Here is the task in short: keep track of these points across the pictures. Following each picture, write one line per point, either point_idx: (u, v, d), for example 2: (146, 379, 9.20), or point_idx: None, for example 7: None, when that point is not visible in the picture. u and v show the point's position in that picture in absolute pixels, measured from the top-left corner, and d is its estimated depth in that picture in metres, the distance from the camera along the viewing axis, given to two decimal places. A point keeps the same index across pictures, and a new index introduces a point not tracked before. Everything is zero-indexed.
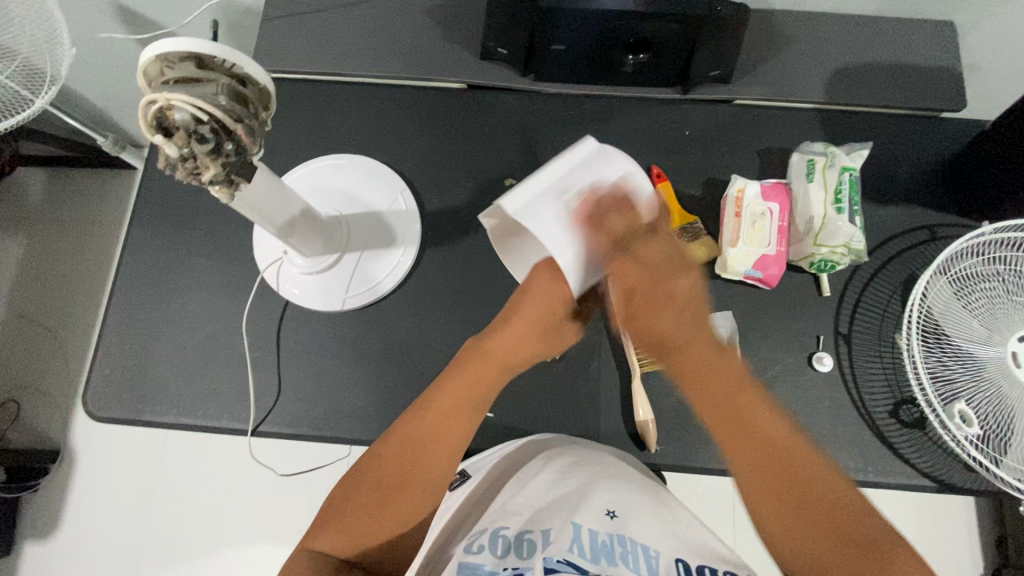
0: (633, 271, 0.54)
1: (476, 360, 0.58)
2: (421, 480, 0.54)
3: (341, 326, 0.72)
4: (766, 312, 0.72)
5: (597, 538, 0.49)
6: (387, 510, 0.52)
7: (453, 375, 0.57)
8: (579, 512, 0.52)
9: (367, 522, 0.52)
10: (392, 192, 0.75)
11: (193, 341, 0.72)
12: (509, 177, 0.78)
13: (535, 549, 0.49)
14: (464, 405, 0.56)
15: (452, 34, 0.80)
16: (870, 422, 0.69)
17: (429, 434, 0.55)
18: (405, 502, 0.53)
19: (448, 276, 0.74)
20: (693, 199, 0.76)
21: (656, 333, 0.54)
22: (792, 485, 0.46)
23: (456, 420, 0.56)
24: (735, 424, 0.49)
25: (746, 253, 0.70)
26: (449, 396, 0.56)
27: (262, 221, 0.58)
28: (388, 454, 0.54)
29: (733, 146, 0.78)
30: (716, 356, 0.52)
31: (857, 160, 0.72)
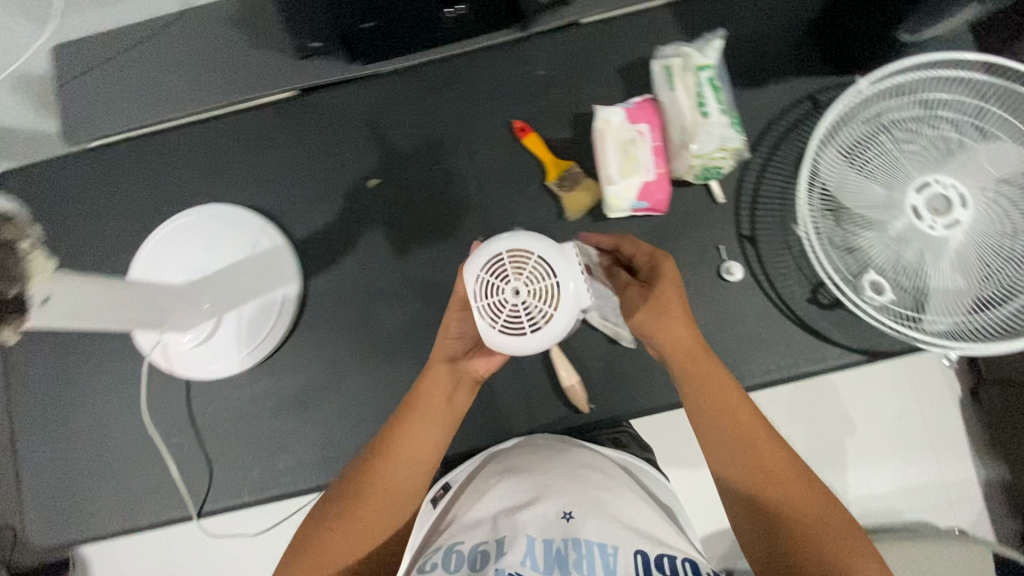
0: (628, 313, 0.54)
1: (437, 367, 0.58)
2: (402, 483, 0.56)
3: (252, 383, 0.70)
4: (666, 239, 0.69)
5: (554, 547, 0.48)
6: (371, 517, 0.54)
7: (426, 382, 0.57)
8: (534, 513, 0.51)
9: (351, 541, 0.54)
10: (254, 231, 0.69)
11: (107, 447, 0.69)
12: (370, 177, 0.71)
13: (490, 560, 0.48)
14: (434, 422, 0.57)
15: (258, 38, 0.70)
16: (791, 315, 0.68)
17: (404, 453, 0.56)
18: (387, 506, 0.55)
19: (342, 302, 0.71)
20: (564, 143, 0.71)
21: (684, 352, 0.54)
22: (792, 512, 0.49)
23: (434, 422, 0.57)
24: (735, 438, 0.53)
25: (627, 186, 0.66)
26: (416, 413, 0.57)
27: (121, 326, 0.55)
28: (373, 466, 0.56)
29: (592, 71, 0.72)
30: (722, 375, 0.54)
31: (714, 54, 0.65)
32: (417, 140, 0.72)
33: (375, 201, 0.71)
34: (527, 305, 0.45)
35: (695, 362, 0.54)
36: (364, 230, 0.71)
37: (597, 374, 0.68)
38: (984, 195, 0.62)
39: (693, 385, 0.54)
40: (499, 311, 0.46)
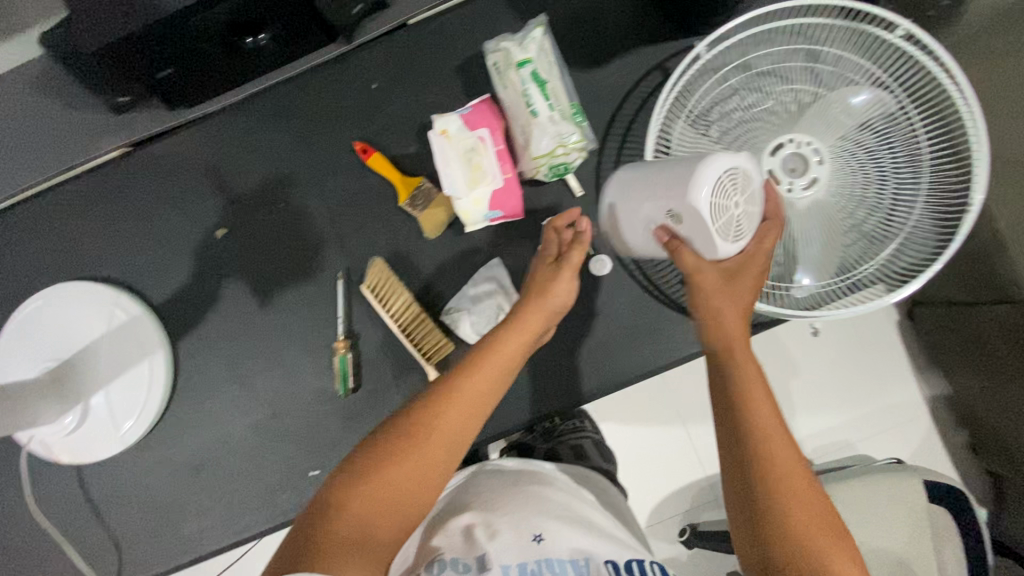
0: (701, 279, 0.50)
1: (525, 321, 0.54)
2: (468, 428, 0.49)
3: (141, 456, 0.69)
4: (529, 242, 0.66)
5: (526, 571, 0.48)
6: (416, 471, 0.46)
7: (510, 332, 0.53)
8: (502, 535, 0.50)
9: (400, 498, 0.45)
10: (108, 305, 0.67)
11: (9, 547, 0.68)
12: (219, 227, 0.69)
13: None
14: (495, 386, 0.51)
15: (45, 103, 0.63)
16: (662, 297, 0.67)
17: (473, 408, 0.49)
18: (448, 456, 0.48)
19: (217, 359, 0.69)
20: (412, 158, 0.68)
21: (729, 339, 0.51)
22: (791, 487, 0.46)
23: (501, 382, 0.51)
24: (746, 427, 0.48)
25: (478, 199, 0.63)
26: (484, 368, 0.51)
27: None
28: (424, 419, 0.48)
29: (426, 75, 0.68)
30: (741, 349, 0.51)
31: (531, 47, 0.60)
32: (260, 180, 0.69)
33: (230, 251, 0.69)
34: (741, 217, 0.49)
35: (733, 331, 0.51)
36: (225, 282, 0.69)
37: None
38: (837, 150, 0.61)
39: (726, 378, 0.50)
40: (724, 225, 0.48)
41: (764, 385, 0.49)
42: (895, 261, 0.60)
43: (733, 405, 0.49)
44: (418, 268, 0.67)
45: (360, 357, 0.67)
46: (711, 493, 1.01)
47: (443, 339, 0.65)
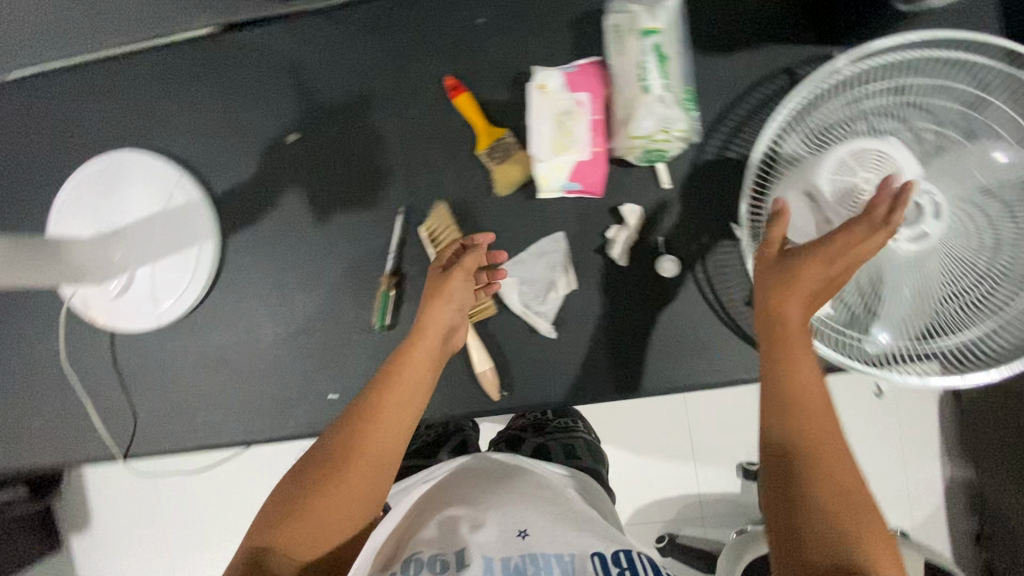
0: (771, 275, 0.50)
1: (431, 330, 0.57)
2: (389, 446, 0.54)
3: (172, 338, 0.70)
4: (599, 223, 0.63)
5: (509, 564, 0.50)
6: (341, 501, 0.52)
7: (418, 348, 0.57)
8: (489, 532, 0.53)
9: (340, 518, 0.52)
10: (170, 184, 0.66)
11: (37, 392, 0.71)
12: (291, 131, 0.67)
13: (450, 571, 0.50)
14: (409, 393, 0.55)
15: None
16: (726, 318, 0.62)
17: (384, 420, 0.54)
18: (374, 474, 0.54)
19: (264, 263, 0.68)
20: (501, 107, 0.64)
21: (774, 340, 0.49)
22: (845, 508, 0.43)
23: (417, 386, 0.56)
24: (792, 409, 0.47)
25: (559, 165, 0.59)
26: (392, 382, 0.55)
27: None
28: (346, 443, 0.53)
29: (537, 22, 0.63)
30: (820, 376, 0.48)
31: (662, 16, 0.56)
32: (340, 94, 0.66)
33: (298, 158, 0.67)
34: (869, 190, 0.49)
35: (790, 335, 0.49)
36: (285, 189, 0.67)
37: (513, 362, 0.64)
38: (963, 207, 0.54)
39: (778, 379, 0.48)
40: (850, 199, 0.50)
41: (818, 373, 0.48)
42: (981, 341, 0.57)
43: (790, 399, 0.47)
44: (479, 223, 0.64)
45: (402, 297, 0.66)
46: (700, 511, 1.01)
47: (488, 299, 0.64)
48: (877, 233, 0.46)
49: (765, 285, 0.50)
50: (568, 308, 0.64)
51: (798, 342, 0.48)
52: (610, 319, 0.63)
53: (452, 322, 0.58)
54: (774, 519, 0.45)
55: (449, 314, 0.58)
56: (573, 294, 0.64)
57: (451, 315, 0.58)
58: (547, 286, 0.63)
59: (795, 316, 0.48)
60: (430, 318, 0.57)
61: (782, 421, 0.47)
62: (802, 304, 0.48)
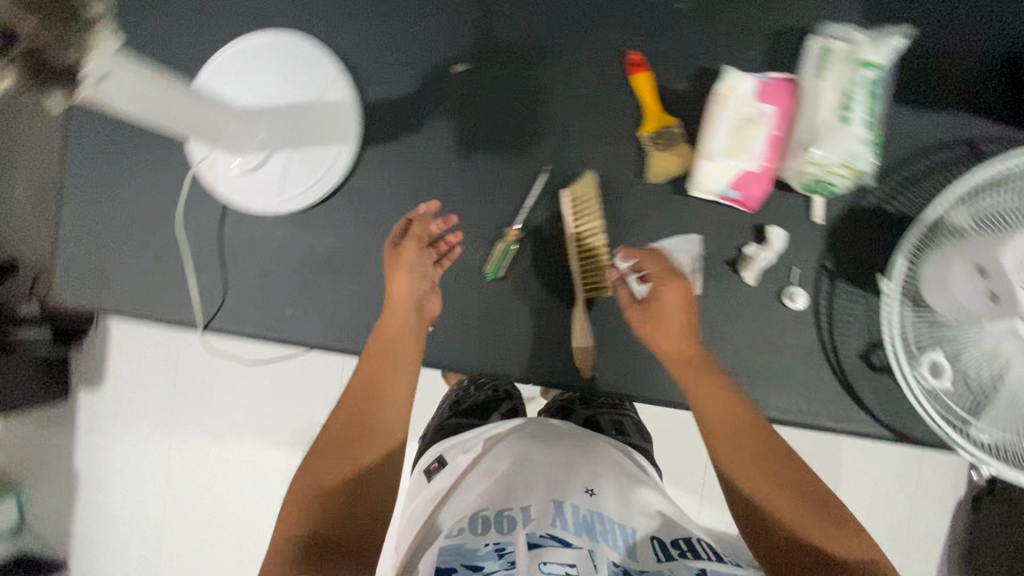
0: (673, 341, 0.60)
1: (400, 302, 0.63)
2: (379, 410, 0.64)
3: (282, 228, 0.69)
4: (739, 237, 0.63)
5: (580, 515, 0.62)
6: (336, 451, 0.62)
7: (392, 317, 0.63)
8: (562, 489, 0.66)
9: (339, 463, 0.61)
10: (327, 78, 0.66)
11: (137, 241, 0.71)
12: (460, 61, 0.66)
13: (515, 525, 0.60)
14: (393, 356, 0.64)
15: None
16: (834, 365, 0.62)
17: (376, 380, 0.64)
18: (363, 437, 0.63)
19: (393, 182, 0.68)
20: (677, 96, 0.63)
21: (701, 394, 0.59)
22: (817, 522, 0.55)
23: (404, 351, 0.64)
24: (748, 451, 0.58)
25: (724, 169, 0.59)
26: (378, 349, 0.64)
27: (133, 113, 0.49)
28: (349, 409, 0.64)
29: (739, 23, 0.62)
30: (751, 413, 0.59)
31: (885, 51, 0.55)
32: (522, 37, 0.65)
33: (458, 89, 0.66)
34: None
35: (710, 398, 0.59)
36: (438, 115, 0.67)
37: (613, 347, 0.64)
38: None
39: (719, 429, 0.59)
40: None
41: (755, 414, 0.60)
42: None
43: (737, 446, 0.59)
44: (621, 202, 0.64)
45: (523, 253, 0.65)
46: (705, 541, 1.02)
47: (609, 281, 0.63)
48: (676, 283, 0.60)
49: (656, 332, 0.60)
50: None
51: (739, 410, 0.59)
52: (720, 332, 0.63)
53: (416, 291, 0.63)
54: (756, 543, 0.56)
55: (401, 284, 0.63)
56: (692, 299, 0.64)
57: (401, 287, 0.63)
58: None
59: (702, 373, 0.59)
60: (395, 289, 0.63)
61: (736, 465, 0.59)
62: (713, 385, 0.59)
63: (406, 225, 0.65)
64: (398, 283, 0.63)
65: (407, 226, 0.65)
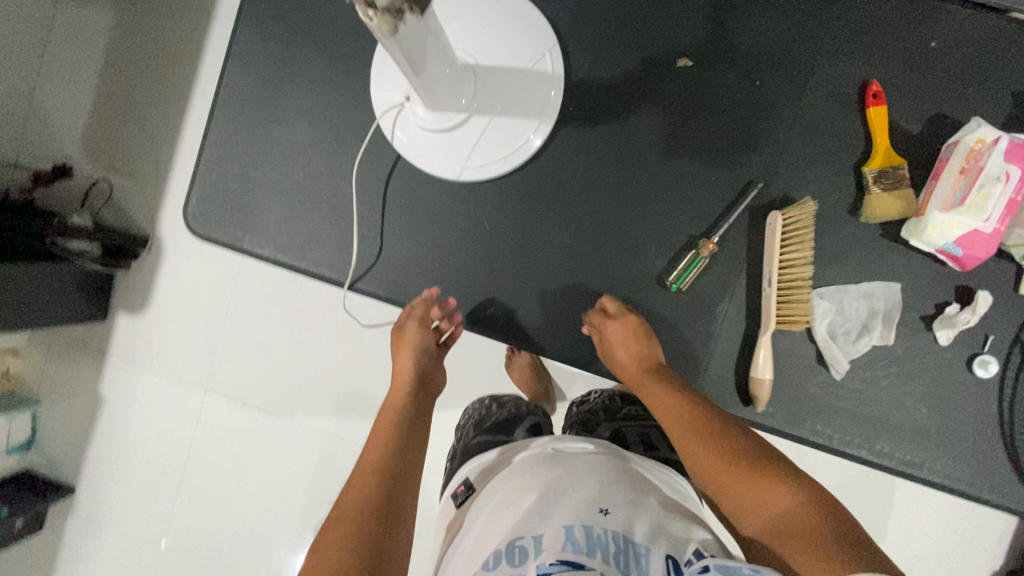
0: (635, 372, 0.60)
1: (399, 374, 0.68)
2: (380, 452, 0.58)
3: (454, 195, 0.64)
4: (940, 295, 0.60)
5: (590, 534, 0.47)
6: (345, 506, 0.52)
7: (394, 391, 0.67)
8: (570, 504, 0.51)
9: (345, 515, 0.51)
10: (542, 46, 0.61)
11: (292, 179, 0.65)
12: (683, 56, 0.62)
13: (528, 556, 0.47)
14: (395, 407, 0.64)
15: None
16: (1008, 440, 0.61)
17: (382, 431, 0.61)
18: (370, 476, 0.55)
19: (582, 169, 0.63)
20: (907, 137, 0.60)
21: (667, 419, 0.56)
22: (802, 530, 0.45)
23: (409, 401, 0.65)
24: (714, 448, 0.52)
25: (957, 224, 0.56)
26: (383, 410, 0.64)
27: (398, 56, 0.45)
28: (354, 472, 0.57)
29: (986, 76, 0.59)
30: (704, 412, 0.55)
31: None
32: (755, 44, 0.61)
33: (674, 86, 0.62)
34: None
35: (670, 414, 0.56)
36: (646, 109, 0.62)
37: (787, 383, 0.62)
38: None
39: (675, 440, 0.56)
40: None
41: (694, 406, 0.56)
42: None
43: (692, 441, 0.54)
44: (825, 236, 0.61)
45: (709, 270, 0.62)
46: None
47: (805, 317, 0.60)
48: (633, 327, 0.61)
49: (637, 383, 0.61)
50: (864, 359, 0.61)
51: (658, 407, 0.58)
52: (898, 387, 0.61)
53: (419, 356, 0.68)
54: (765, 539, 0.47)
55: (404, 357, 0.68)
56: (876, 348, 0.61)
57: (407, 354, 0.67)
58: (861, 329, 0.60)
59: (654, 395, 0.58)
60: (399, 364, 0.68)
61: (697, 463, 0.53)
62: (663, 395, 0.58)
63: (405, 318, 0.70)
64: (404, 359, 0.68)
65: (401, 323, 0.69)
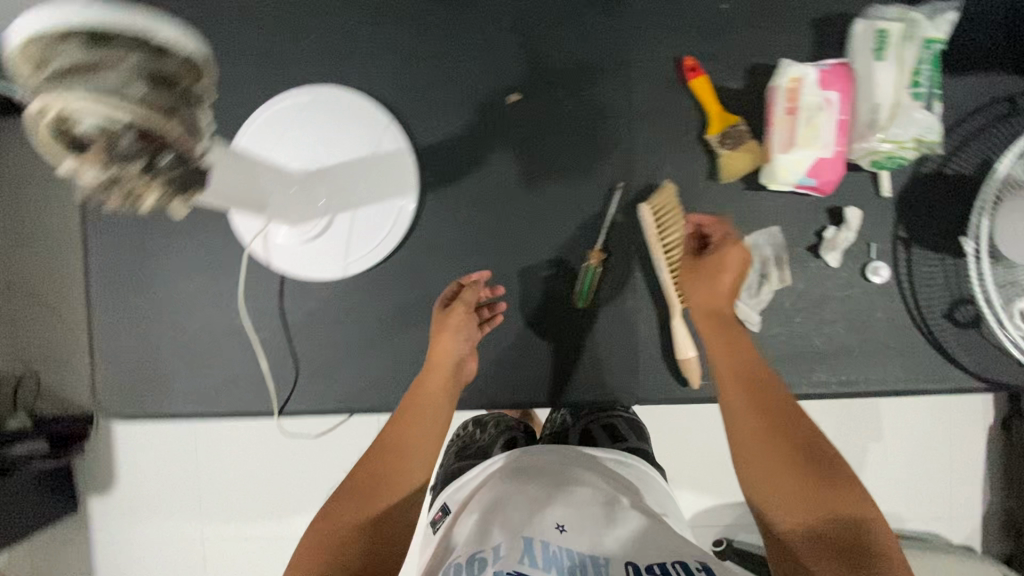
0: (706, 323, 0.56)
1: (436, 356, 0.59)
2: (391, 461, 0.54)
3: (348, 291, 0.65)
4: (815, 223, 0.64)
5: (550, 552, 0.46)
6: (334, 516, 0.50)
7: (428, 373, 0.59)
8: (538, 521, 0.49)
9: (331, 539, 0.48)
10: (376, 128, 0.62)
11: (188, 333, 0.65)
12: (511, 91, 0.64)
13: (484, 566, 0.45)
14: (423, 405, 0.58)
15: None
16: (923, 328, 0.64)
17: (397, 427, 0.56)
18: (368, 493, 0.52)
19: (457, 225, 0.65)
20: (733, 95, 0.63)
21: (739, 375, 0.52)
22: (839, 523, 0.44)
23: (434, 405, 0.58)
24: (777, 414, 0.49)
25: (801, 159, 0.60)
26: (410, 403, 0.58)
27: None
28: (359, 462, 0.54)
29: (782, 18, 0.63)
30: (773, 386, 0.51)
31: (944, 27, 0.58)
32: (570, 59, 0.64)
33: (512, 120, 0.64)
34: None
35: (743, 375, 0.52)
36: (496, 149, 0.64)
37: None
38: None
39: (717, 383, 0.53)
40: None
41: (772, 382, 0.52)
42: None
43: (763, 406, 0.50)
44: (695, 208, 0.64)
45: (606, 276, 0.64)
46: None
47: None
48: (733, 267, 0.56)
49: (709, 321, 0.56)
50: (772, 305, 0.64)
51: (731, 360, 0.53)
52: (812, 317, 0.64)
53: (462, 351, 0.60)
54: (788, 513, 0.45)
55: (446, 336, 0.59)
56: (779, 292, 0.64)
57: (442, 343, 0.59)
58: (758, 280, 0.63)
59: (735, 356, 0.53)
60: (439, 354, 0.59)
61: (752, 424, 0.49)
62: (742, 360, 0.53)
63: (450, 294, 0.62)
64: (445, 332, 0.60)
65: (447, 299, 0.62)
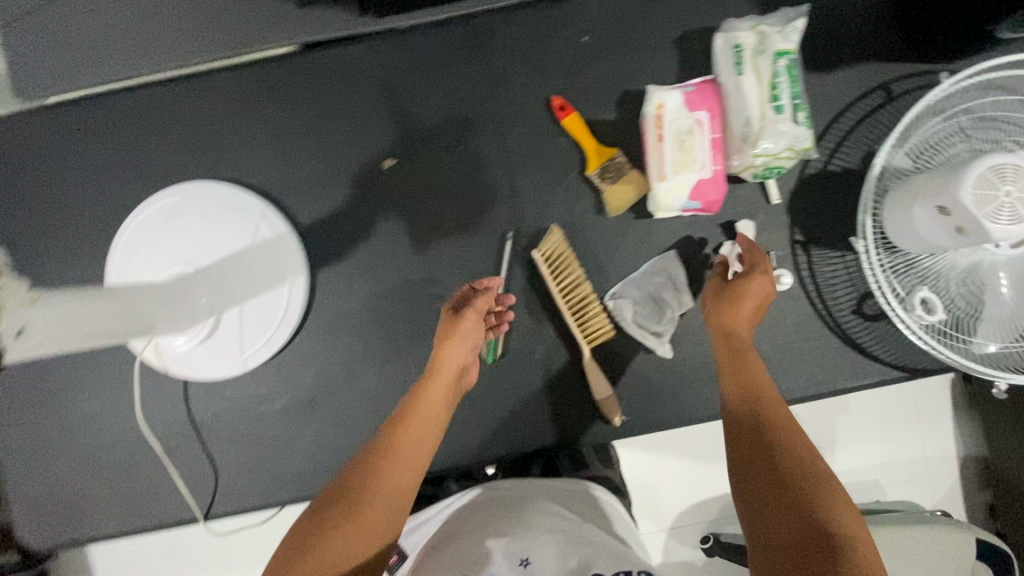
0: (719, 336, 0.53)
1: (442, 370, 0.52)
2: (396, 487, 0.46)
3: (256, 383, 0.64)
4: (712, 241, 0.63)
5: None
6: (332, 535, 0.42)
7: (432, 388, 0.51)
8: (496, 560, 0.41)
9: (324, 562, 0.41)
10: (252, 218, 0.61)
11: (101, 452, 0.64)
12: (386, 156, 0.63)
13: None
14: (431, 420, 0.50)
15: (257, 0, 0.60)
16: (835, 327, 0.64)
17: (397, 440, 0.48)
18: (365, 534, 0.43)
19: (355, 299, 0.64)
20: (608, 127, 0.62)
21: (744, 377, 0.49)
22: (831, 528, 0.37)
23: (432, 427, 0.50)
24: (776, 416, 0.45)
25: (680, 184, 0.59)
26: (409, 410, 0.50)
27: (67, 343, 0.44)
28: (349, 485, 0.45)
29: (645, 42, 0.62)
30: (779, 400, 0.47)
31: (793, 37, 0.57)
32: (440, 115, 0.63)
33: (393, 185, 0.63)
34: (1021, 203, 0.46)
35: (751, 380, 0.48)
36: (379, 218, 0.63)
37: (631, 387, 0.63)
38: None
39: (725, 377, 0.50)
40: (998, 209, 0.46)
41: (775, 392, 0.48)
42: None
43: (763, 412, 0.46)
44: (590, 246, 0.63)
45: (512, 327, 0.63)
46: None
47: (606, 323, 0.62)
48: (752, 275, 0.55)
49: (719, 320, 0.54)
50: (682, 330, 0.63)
51: (741, 363, 0.50)
52: None
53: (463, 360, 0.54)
54: (774, 524, 0.38)
55: (455, 345, 0.53)
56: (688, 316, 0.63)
57: (454, 351, 0.53)
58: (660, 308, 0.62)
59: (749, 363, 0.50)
60: (448, 363, 0.53)
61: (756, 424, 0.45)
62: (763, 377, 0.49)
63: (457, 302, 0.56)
64: (456, 342, 0.53)
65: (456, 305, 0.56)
